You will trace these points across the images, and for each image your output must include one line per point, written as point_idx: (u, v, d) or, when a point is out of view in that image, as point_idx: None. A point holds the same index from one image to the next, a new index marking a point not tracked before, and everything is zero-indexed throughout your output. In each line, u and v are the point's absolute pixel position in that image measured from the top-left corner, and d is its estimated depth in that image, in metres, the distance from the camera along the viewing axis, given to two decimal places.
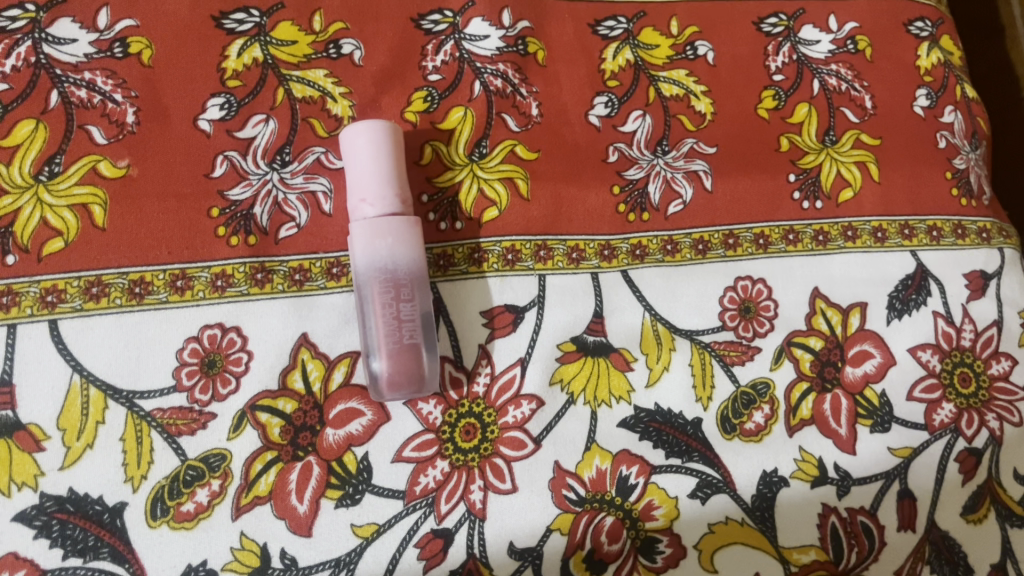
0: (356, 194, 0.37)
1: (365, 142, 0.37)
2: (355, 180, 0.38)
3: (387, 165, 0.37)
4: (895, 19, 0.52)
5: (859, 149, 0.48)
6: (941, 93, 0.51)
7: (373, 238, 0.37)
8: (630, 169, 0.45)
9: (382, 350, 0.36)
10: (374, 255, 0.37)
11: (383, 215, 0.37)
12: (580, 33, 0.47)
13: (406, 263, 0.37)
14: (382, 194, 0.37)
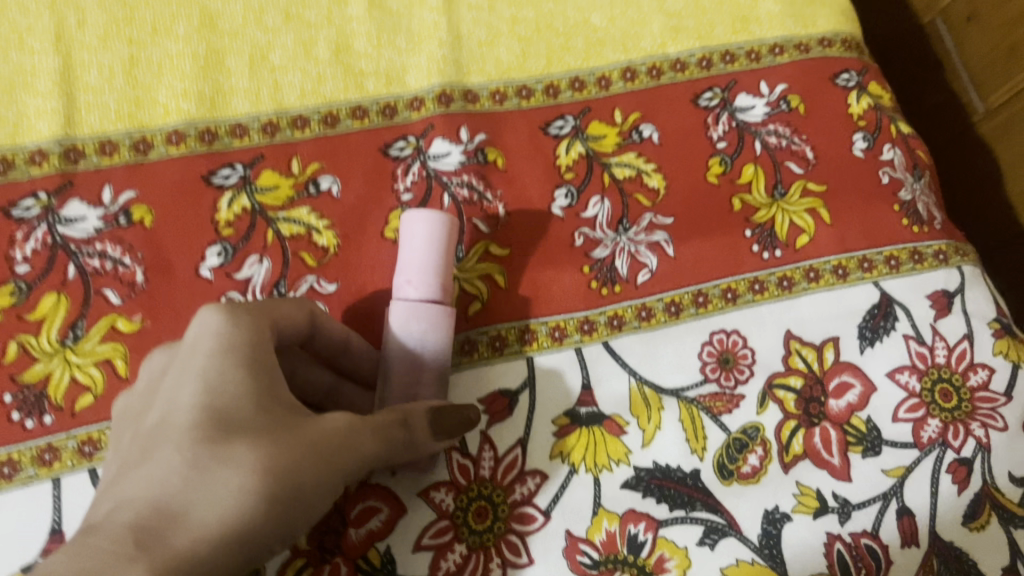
0: (403, 273, 0.41)
1: (423, 229, 0.42)
2: (404, 260, 0.42)
3: (436, 255, 0.42)
4: (823, 74, 0.56)
5: (808, 197, 0.52)
6: (877, 134, 0.55)
7: (413, 319, 0.41)
8: (597, 248, 0.49)
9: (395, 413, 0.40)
10: (408, 336, 0.41)
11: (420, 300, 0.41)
12: (534, 135, 0.51)
13: (432, 351, 0.41)
14: (427, 280, 0.41)
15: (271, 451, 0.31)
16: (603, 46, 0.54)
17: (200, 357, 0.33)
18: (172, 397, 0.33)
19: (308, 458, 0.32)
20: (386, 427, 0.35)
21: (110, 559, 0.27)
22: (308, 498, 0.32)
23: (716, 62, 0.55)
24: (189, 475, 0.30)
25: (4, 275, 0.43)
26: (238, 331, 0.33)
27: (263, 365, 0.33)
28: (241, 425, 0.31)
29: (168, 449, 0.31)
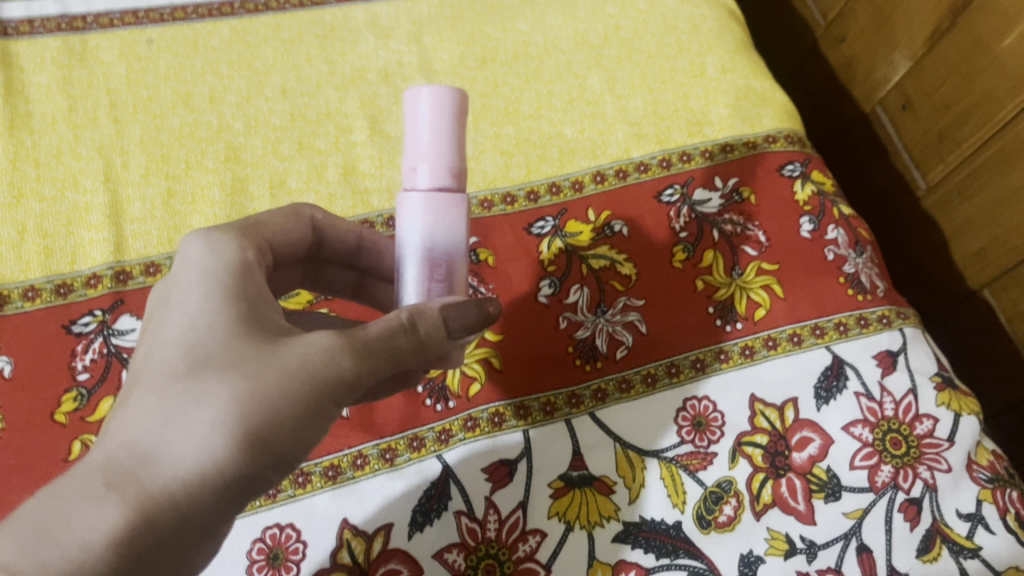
0: (408, 158, 0.35)
1: (427, 104, 0.34)
2: (410, 141, 0.35)
3: (446, 132, 0.34)
4: (770, 168, 0.63)
5: (762, 276, 0.59)
6: (822, 216, 0.62)
7: (420, 210, 0.35)
8: (579, 330, 0.55)
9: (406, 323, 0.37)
10: (415, 228, 0.35)
11: (430, 192, 0.35)
12: (518, 234, 0.59)
13: (444, 242, 0.36)
14: (435, 162, 0.34)
15: (235, 387, 0.31)
16: (575, 154, 0.62)
17: (178, 288, 0.34)
18: (155, 328, 0.34)
19: (280, 386, 0.32)
20: (377, 342, 0.33)
21: (78, 504, 0.30)
22: (287, 429, 0.32)
23: (674, 162, 0.63)
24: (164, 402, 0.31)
25: (67, 383, 0.49)
26: (216, 258, 0.35)
27: (244, 291, 0.35)
28: (208, 354, 0.32)
29: (143, 383, 0.32)
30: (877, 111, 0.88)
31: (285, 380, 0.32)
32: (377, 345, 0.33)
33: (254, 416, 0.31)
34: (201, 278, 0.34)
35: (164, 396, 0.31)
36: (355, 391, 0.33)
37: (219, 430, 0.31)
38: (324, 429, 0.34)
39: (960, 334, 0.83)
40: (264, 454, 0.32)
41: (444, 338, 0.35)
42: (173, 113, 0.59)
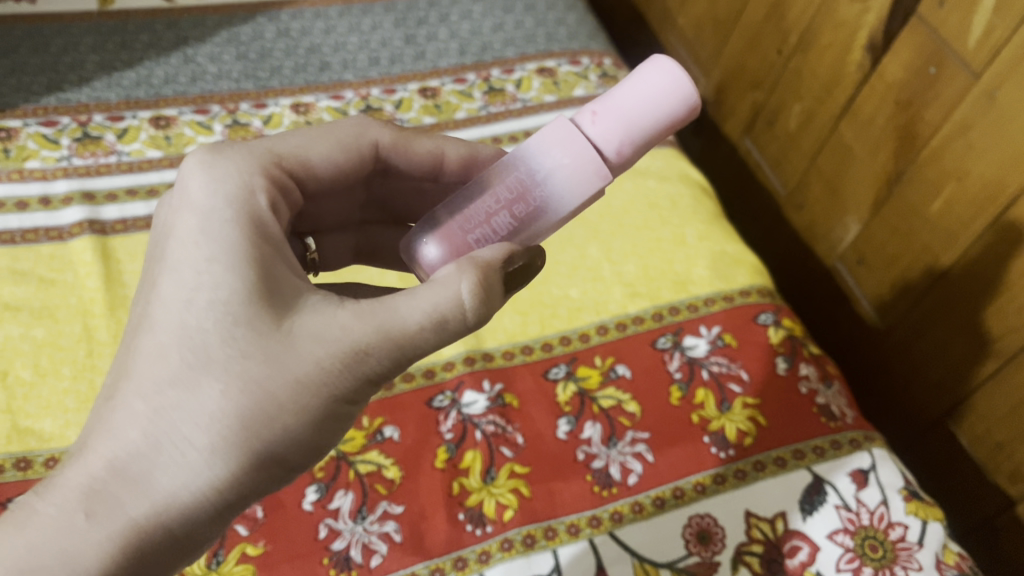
0: (600, 107, 0.44)
1: (654, 84, 0.43)
2: (618, 96, 0.43)
3: (645, 122, 0.43)
4: (747, 316, 0.75)
5: (747, 408, 0.69)
6: (793, 356, 0.72)
7: (564, 137, 0.43)
8: (594, 460, 0.65)
9: (472, 225, 0.45)
10: (544, 159, 0.44)
11: (592, 139, 0.43)
12: (538, 381, 0.69)
13: (553, 190, 0.44)
14: (612, 129, 0.43)
15: (248, 396, 0.38)
16: (581, 311, 0.74)
17: (192, 260, 0.41)
18: (171, 297, 0.40)
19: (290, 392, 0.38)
20: (410, 331, 0.39)
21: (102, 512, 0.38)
22: (291, 430, 0.39)
23: (665, 315, 0.74)
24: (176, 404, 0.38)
25: None
26: (225, 222, 0.41)
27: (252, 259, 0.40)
28: (222, 352, 0.38)
29: (157, 369, 0.39)
30: (838, 265, 1.01)
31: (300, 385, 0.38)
32: (407, 338, 0.39)
33: (265, 420, 0.38)
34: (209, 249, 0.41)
35: (179, 398, 0.38)
36: (372, 381, 0.40)
37: (226, 441, 0.38)
38: (347, 413, 0.41)
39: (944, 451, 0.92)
40: (277, 457, 0.39)
41: (498, 296, 0.42)
42: None
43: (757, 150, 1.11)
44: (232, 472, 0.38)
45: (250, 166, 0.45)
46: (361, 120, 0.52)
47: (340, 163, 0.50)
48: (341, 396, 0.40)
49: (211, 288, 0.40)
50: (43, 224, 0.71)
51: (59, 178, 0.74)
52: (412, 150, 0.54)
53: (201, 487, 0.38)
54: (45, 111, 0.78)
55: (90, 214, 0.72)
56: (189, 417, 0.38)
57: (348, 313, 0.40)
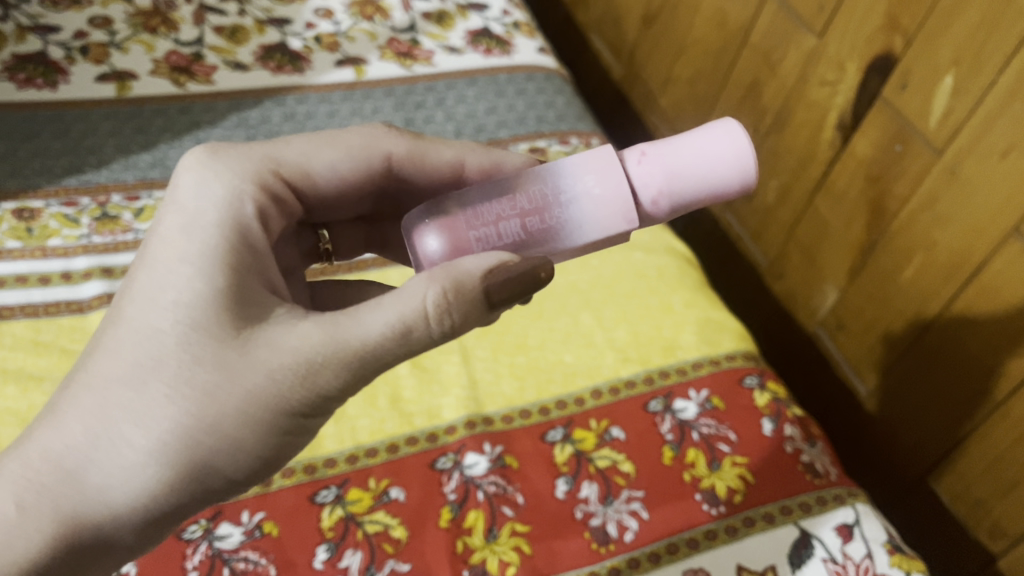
0: (653, 155, 0.49)
1: (717, 156, 0.49)
2: (676, 153, 0.49)
3: (694, 188, 0.49)
4: (734, 380, 0.79)
5: (736, 467, 0.72)
6: (778, 417, 0.76)
7: (605, 168, 0.49)
8: (592, 518, 0.68)
9: (483, 221, 0.49)
10: (575, 183, 0.49)
11: (639, 176, 0.49)
12: (536, 443, 0.72)
13: (573, 212, 0.49)
14: (659, 184, 0.49)
15: (193, 404, 0.43)
16: (576, 376, 0.77)
17: (165, 263, 0.46)
18: (141, 294, 0.46)
19: (232, 405, 0.43)
20: (364, 351, 0.44)
21: (47, 489, 0.44)
22: (230, 442, 0.44)
23: (656, 379, 0.78)
24: (125, 401, 0.44)
25: None
26: (206, 232, 0.47)
27: (217, 268, 0.46)
28: (175, 354, 0.44)
29: (116, 363, 0.44)
30: (818, 330, 1.05)
31: (244, 399, 0.43)
32: (362, 354, 0.44)
33: (206, 429, 0.43)
34: (182, 256, 0.46)
35: (129, 394, 0.44)
36: (315, 400, 0.45)
37: (165, 443, 0.43)
38: (296, 427, 0.46)
39: (926, 508, 0.96)
40: (213, 464, 0.44)
41: (484, 305, 0.46)
42: None
43: (737, 222, 1.17)
44: (166, 470, 0.43)
45: (245, 176, 0.51)
46: (378, 130, 0.58)
47: (342, 172, 0.57)
48: (280, 411, 0.44)
49: (178, 290, 0.45)
50: (63, 298, 0.74)
51: (79, 254, 0.78)
52: (428, 159, 0.59)
53: (138, 479, 0.44)
54: (66, 192, 0.83)
55: (108, 287, 0.75)
56: (135, 413, 0.43)
57: (304, 329, 0.45)
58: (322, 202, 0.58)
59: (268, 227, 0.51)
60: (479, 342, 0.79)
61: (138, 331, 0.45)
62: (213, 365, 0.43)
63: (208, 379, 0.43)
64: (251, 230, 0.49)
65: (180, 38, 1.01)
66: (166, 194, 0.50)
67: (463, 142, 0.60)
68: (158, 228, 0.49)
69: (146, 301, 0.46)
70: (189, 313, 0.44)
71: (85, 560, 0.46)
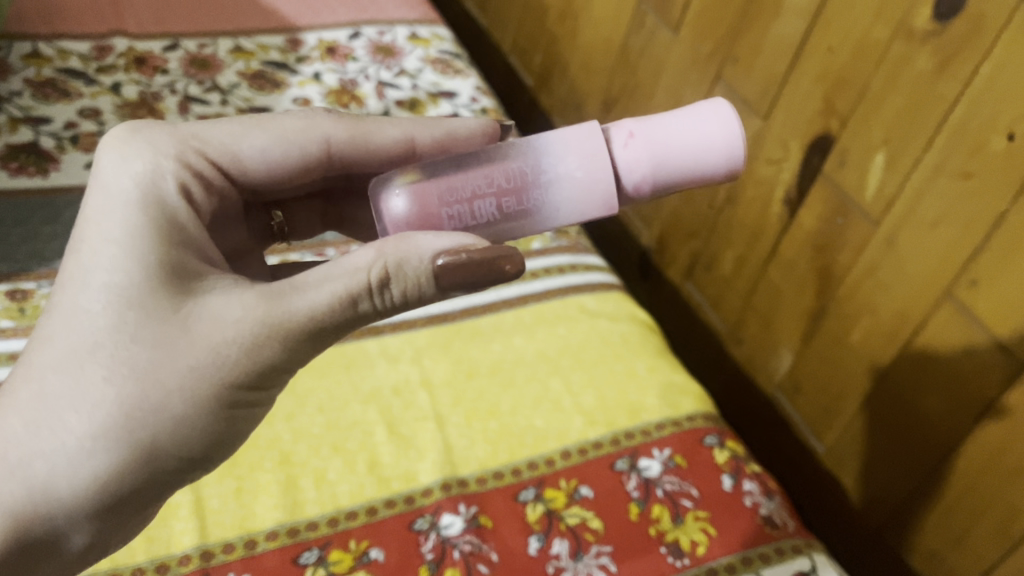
0: (641, 136, 0.57)
1: (706, 139, 0.57)
2: (665, 135, 0.57)
3: (678, 168, 0.57)
4: (695, 439, 0.83)
5: (699, 521, 0.76)
6: (737, 473, 0.81)
7: (585, 157, 0.57)
8: (563, 573, 0.71)
9: (459, 197, 0.57)
10: (550, 170, 0.57)
11: (626, 159, 0.57)
12: (509, 502, 0.76)
13: (547, 200, 0.57)
14: (644, 164, 0.57)
15: (137, 380, 0.50)
16: (546, 439, 0.81)
17: (99, 253, 0.53)
18: (78, 286, 0.52)
19: (172, 376, 0.50)
20: (292, 318, 0.52)
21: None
22: (172, 412, 0.50)
23: (621, 440, 0.82)
24: (70, 386, 0.50)
25: None
26: (134, 220, 0.54)
27: (147, 252, 0.53)
28: (117, 337, 0.50)
29: (60, 352, 0.50)
30: (776, 393, 1.10)
31: (184, 371, 0.50)
32: (290, 323, 0.52)
33: (149, 401, 0.50)
34: (114, 245, 0.53)
35: (71, 383, 0.50)
36: (249, 369, 0.52)
37: (112, 419, 0.49)
38: (232, 395, 0.52)
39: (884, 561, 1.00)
40: (156, 436, 0.50)
41: (426, 282, 0.54)
42: None
43: (698, 292, 1.22)
44: (112, 449, 0.49)
45: (162, 151, 0.59)
46: (319, 115, 0.67)
47: (281, 161, 0.66)
48: (217, 384, 0.51)
49: (110, 274, 0.52)
50: None
51: None
52: (370, 139, 0.67)
53: (84, 461, 0.49)
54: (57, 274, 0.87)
55: None
56: (78, 400, 0.49)
57: (234, 302, 0.52)
58: (263, 184, 0.67)
59: (191, 197, 0.59)
60: (453, 408, 0.83)
61: (77, 321, 0.51)
62: (153, 343, 0.50)
63: (148, 356, 0.50)
64: (172, 209, 0.57)
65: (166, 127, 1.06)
66: (88, 186, 0.57)
67: (410, 121, 0.69)
68: (86, 221, 0.55)
69: (82, 293, 0.52)
70: (125, 296, 0.51)
71: (36, 546, 0.51)
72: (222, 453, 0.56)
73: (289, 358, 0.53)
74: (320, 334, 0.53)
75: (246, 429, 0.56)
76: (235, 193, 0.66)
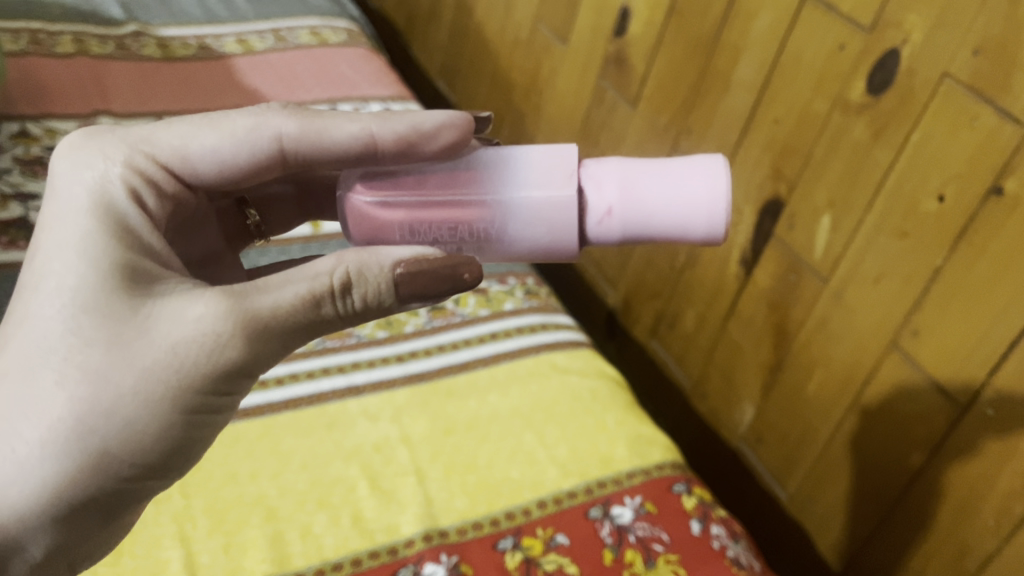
0: (624, 213, 0.59)
1: (688, 228, 0.59)
2: (647, 215, 0.59)
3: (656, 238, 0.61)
4: (664, 487, 0.88)
5: (670, 564, 0.80)
6: (705, 518, 0.85)
7: (555, 232, 0.60)
8: None
9: (422, 235, 0.61)
10: (518, 234, 0.61)
11: (606, 220, 0.60)
12: (488, 551, 0.79)
13: (509, 253, 0.62)
14: (622, 234, 0.60)
15: (89, 384, 0.50)
16: (522, 489, 0.85)
17: (56, 262, 0.54)
18: (36, 294, 0.54)
19: (125, 379, 0.51)
20: (247, 319, 0.53)
21: None
22: (125, 414, 0.51)
23: (594, 489, 0.86)
24: (23, 394, 0.51)
25: None
26: (89, 229, 0.55)
27: (103, 259, 0.54)
28: (71, 343, 0.51)
29: (17, 361, 0.52)
30: (740, 445, 1.15)
31: (137, 374, 0.51)
32: (244, 324, 0.52)
33: (101, 404, 0.50)
34: (70, 253, 0.54)
35: (26, 392, 0.51)
36: (205, 374, 0.52)
37: (63, 424, 0.50)
38: (190, 399, 0.53)
39: None
40: (108, 439, 0.51)
41: (388, 289, 0.57)
42: (225, 486, 0.80)
43: (663, 349, 1.28)
44: (65, 455, 0.50)
45: (112, 158, 0.60)
46: (271, 112, 0.65)
47: (230, 161, 0.64)
48: (170, 387, 0.52)
49: (66, 282, 0.53)
50: None
51: None
52: (327, 135, 0.64)
53: (38, 468, 0.50)
54: None
55: None
56: (30, 406, 0.50)
57: (190, 305, 0.53)
58: (221, 184, 0.66)
59: (142, 204, 0.60)
60: (432, 463, 0.86)
61: (33, 330, 0.52)
62: (105, 347, 0.51)
63: (100, 360, 0.51)
64: (125, 214, 0.58)
65: None
66: (50, 201, 0.59)
67: (371, 115, 0.64)
68: (46, 232, 0.57)
69: (39, 302, 0.53)
70: (79, 302, 0.52)
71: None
72: (186, 461, 0.56)
73: (248, 363, 0.54)
74: (280, 336, 0.54)
75: (210, 438, 0.56)
76: (190, 196, 0.66)
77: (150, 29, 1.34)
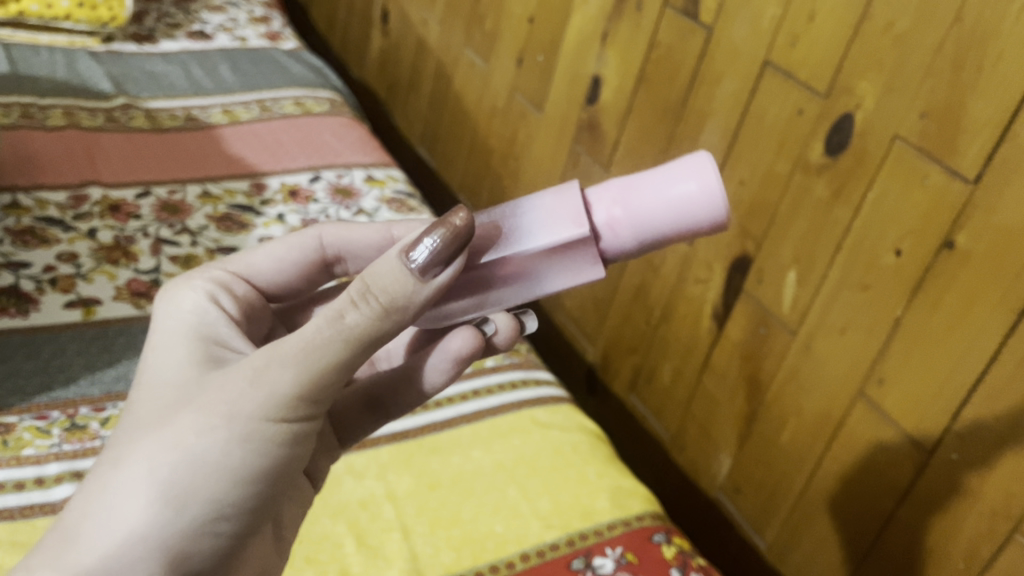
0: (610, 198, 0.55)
1: (680, 199, 0.53)
2: (633, 196, 0.54)
3: (650, 227, 0.54)
4: (645, 537, 0.90)
5: None
6: (684, 566, 0.88)
7: (565, 207, 0.56)
8: None
9: None
10: (532, 214, 0.57)
11: (598, 212, 0.55)
12: None
13: (528, 239, 0.56)
14: (612, 219, 0.55)
15: (164, 428, 0.51)
16: (506, 543, 0.87)
17: (146, 361, 0.58)
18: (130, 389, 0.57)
19: (194, 415, 0.51)
20: (298, 339, 0.51)
21: (51, 549, 0.49)
22: (195, 447, 0.50)
23: (576, 540, 0.88)
24: (111, 457, 0.51)
25: None
26: (172, 328, 0.60)
27: (182, 347, 0.57)
28: (153, 406, 0.53)
29: (110, 438, 0.53)
30: (719, 495, 1.17)
31: (204, 410, 0.50)
32: (297, 343, 0.51)
33: (173, 441, 0.50)
34: (159, 351, 0.58)
35: (111, 455, 0.51)
36: (266, 400, 0.50)
37: (140, 467, 0.49)
38: (255, 426, 0.50)
39: None
40: (182, 472, 0.49)
41: (415, 283, 0.52)
42: None
43: (642, 404, 1.30)
44: (143, 495, 0.49)
45: (194, 274, 0.65)
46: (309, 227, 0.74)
47: (285, 267, 0.71)
48: (231, 416, 0.50)
49: (152, 370, 0.56)
50: (62, 497, 0.76)
51: (50, 460, 0.79)
52: (353, 240, 0.72)
53: (120, 516, 0.49)
54: (37, 406, 0.85)
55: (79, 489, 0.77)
56: (114, 463, 0.51)
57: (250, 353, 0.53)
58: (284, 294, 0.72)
59: (221, 305, 0.64)
60: (417, 519, 0.88)
61: (125, 413, 0.55)
62: (180, 399, 0.52)
63: (175, 407, 0.52)
64: (207, 314, 0.62)
65: (139, 267, 1.07)
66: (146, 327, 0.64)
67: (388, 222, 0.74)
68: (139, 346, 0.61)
69: (131, 393, 0.56)
70: (163, 379, 0.55)
71: None
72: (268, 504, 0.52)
73: (308, 383, 0.51)
74: (336, 351, 0.51)
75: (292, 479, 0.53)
76: (260, 303, 0.69)
77: (138, 102, 1.39)
